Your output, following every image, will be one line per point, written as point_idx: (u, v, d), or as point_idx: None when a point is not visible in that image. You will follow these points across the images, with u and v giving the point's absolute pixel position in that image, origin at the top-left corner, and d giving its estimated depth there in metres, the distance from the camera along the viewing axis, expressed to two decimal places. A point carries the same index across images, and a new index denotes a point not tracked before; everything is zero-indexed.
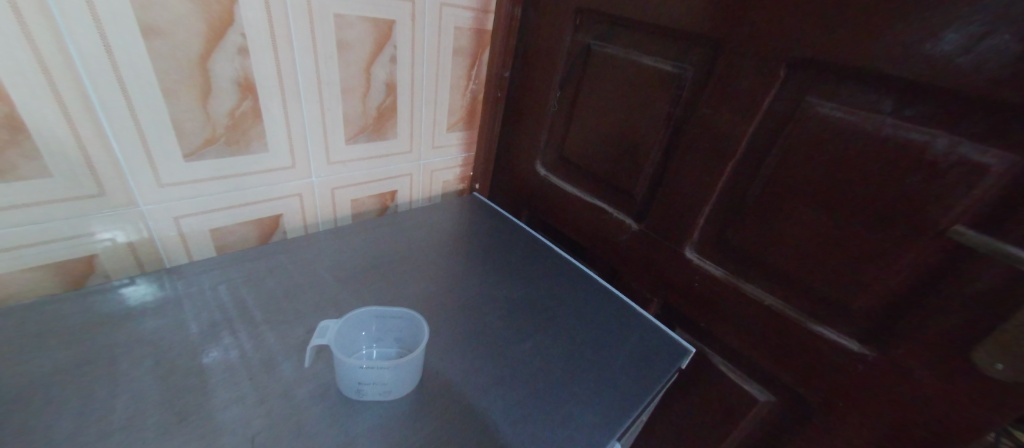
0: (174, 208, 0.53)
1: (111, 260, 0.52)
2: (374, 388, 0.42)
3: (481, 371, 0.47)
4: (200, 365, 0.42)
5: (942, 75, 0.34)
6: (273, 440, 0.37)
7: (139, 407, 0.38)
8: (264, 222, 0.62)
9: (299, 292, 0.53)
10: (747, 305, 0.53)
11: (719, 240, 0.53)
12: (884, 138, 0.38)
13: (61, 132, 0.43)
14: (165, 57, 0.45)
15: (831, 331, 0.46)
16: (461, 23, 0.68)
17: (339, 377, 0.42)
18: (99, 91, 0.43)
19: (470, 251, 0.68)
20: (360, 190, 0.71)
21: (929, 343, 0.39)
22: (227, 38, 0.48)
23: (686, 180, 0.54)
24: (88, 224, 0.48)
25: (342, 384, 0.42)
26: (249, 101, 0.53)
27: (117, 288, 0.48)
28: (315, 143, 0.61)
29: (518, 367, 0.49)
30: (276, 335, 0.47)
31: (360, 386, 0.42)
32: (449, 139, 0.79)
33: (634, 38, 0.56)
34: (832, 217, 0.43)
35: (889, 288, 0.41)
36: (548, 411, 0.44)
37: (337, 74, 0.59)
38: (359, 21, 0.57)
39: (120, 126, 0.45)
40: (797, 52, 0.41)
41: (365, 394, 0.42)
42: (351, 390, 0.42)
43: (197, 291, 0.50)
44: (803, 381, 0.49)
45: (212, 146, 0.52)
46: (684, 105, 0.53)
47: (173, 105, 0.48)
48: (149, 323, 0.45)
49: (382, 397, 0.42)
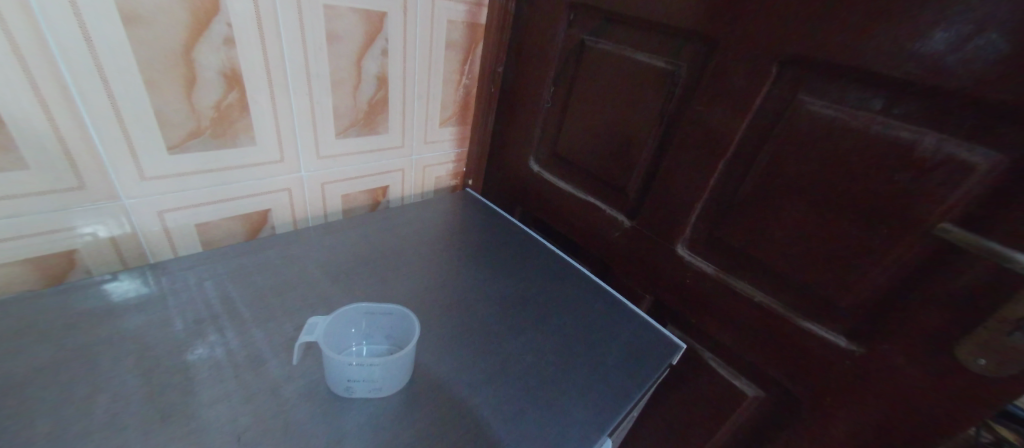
0: (158, 202, 0.52)
1: (92, 255, 0.50)
2: (365, 385, 0.41)
3: (473, 368, 0.47)
4: (185, 363, 0.41)
5: (928, 72, 0.34)
6: (261, 438, 0.36)
7: (121, 405, 0.37)
8: (252, 217, 0.61)
9: (287, 289, 0.52)
10: (738, 302, 0.53)
11: (711, 237, 0.54)
12: (874, 136, 0.38)
13: (39, 124, 0.41)
14: (148, 47, 0.44)
15: (819, 328, 0.46)
16: (454, 16, 0.67)
17: (329, 374, 0.41)
18: (79, 81, 0.42)
19: (463, 247, 0.68)
20: (351, 185, 0.70)
21: (916, 339, 0.39)
22: (212, 28, 0.47)
23: (679, 177, 0.54)
24: (67, 218, 0.47)
25: (331, 381, 0.41)
26: (236, 93, 0.52)
27: (99, 284, 0.47)
28: (303, 137, 0.60)
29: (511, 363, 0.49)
30: (263, 332, 0.46)
31: (350, 383, 0.41)
32: (441, 134, 0.79)
33: (628, 34, 0.56)
34: (823, 214, 0.43)
35: (878, 285, 0.41)
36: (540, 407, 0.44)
37: (327, 67, 0.58)
38: (349, 13, 0.56)
39: (100, 117, 0.44)
40: (791, 49, 0.41)
41: (355, 391, 0.41)
42: (340, 387, 0.41)
43: (182, 287, 0.49)
44: (793, 377, 0.50)
45: (197, 138, 0.51)
46: (677, 102, 0.52)
47: (157, 96, 0.46)
48: (132, 320, 0.44)
49: (370, 396, 0.42)
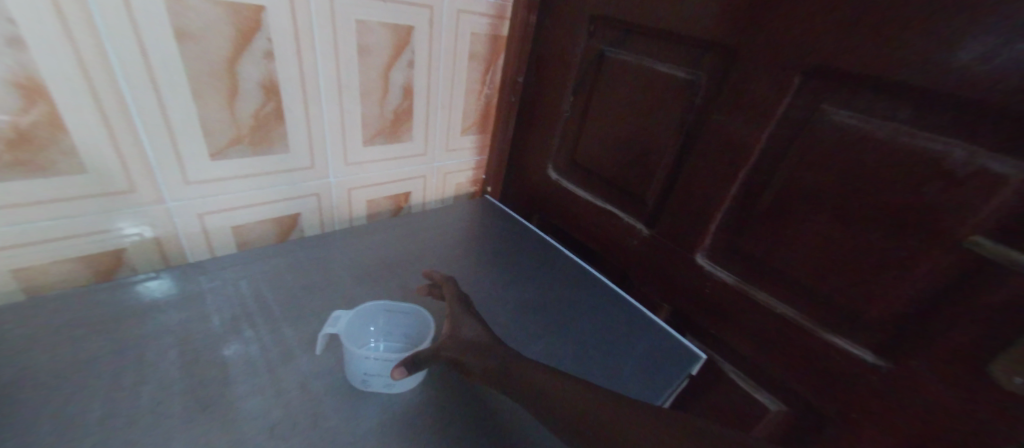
0: (199, 205, 0.55)
1: (138, 254, 0.54)
2: (379, 380, 0.43)
3: (414, 367, 0.41)
4: (222, 357, 0.43)
5: (957, 84, 0.34)
6: (291, 431, 0.38)
7: (165, 395, 0.39)
8: (283, 220, 0.64)
9: (315, 289, 0.54)
10: (758, 313, 0.53)
11: (731, 246, 0.54)
12: (900, 147, 0.38)
13: (97, 132, 0.45)
14: (196, 60, 0.47)
15: (844, 341, 0.46)
16: (477, 29, 0.69)
17: (346, 366, 0.43)
18: (134, 92, 0.45)
19: (482, 253, 0.69)
20: (376, 191, 0.73)
21: (947, 355, 0.38)
22: (254, 43, 0.50)
23: (698, 186, 0.54)
24: (118, 219, 0.50)
25: (349, 373, 0.43)
26: (273, 103, 0.54)
27: (143, 281, 0.50)
28: (333, 145, 0.63)
29: (475, 364, 0.44)
30: (293, 330, 0.48)
31: (365, 376, 0.42)
32: (462, 142, 0.80)
33: (648, 45, 0.57)
34: (848, 226, 0.42)
35: (906, 298, 0.40)
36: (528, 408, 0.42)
37: (357, 79, 0.60)
38: (379, 27, 0.58)
39: (152, 126, 0.47)
40: (815, 59, 0.41)
41: (370, 384, 0.43)
42: (357, 380, 0.43)
43: (219, 285, 0.52)
44: (816, 391, 0.49)
45: (237, 146, 0.54)
46: (697, 112, 0.53)
47: (202, 106, 0.49)
48: (174, 315, 0.47)
49: (384, 392, 0.43)
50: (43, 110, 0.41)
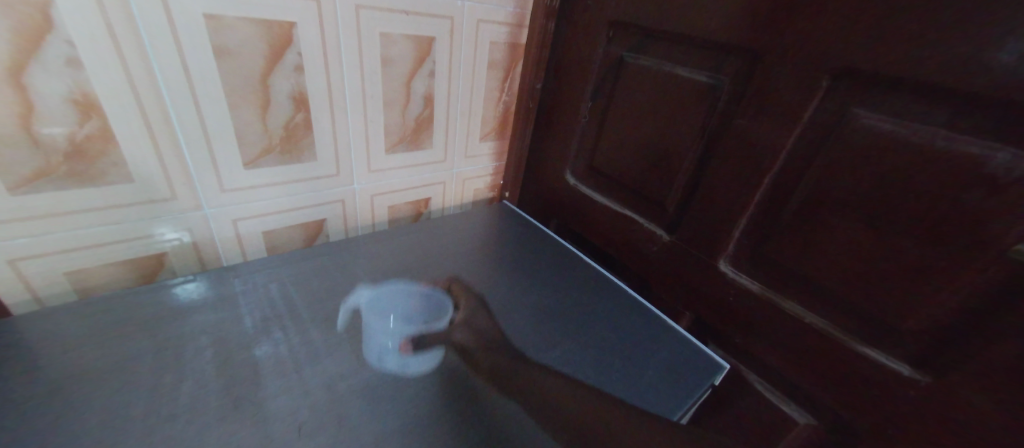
0: (233, 211, 0.57)
1: (177, 258, 0.57)
2: (392, 360, 0.47)
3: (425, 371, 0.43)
4: (253, 357, 0.45)
5: (996, 84, 0.33)
6: (316, 431, 0.39)
7: (201, 393, 0.41)
8: (310, 225, 0.67)
9: (340, 293, 0.56)
10: (785, 322, 0.51)
11: (756, 253, 0.53)
12: (936, 152, 0.37)
13: (143, 143, 0.48)
14: (232, 75, 0.49)
15: (879, 354, 0.44)
16: (496, 37, 0.71)
17: (366, 348, 0.48)
18: (177, 105, 0.48)
19: (501, 258, 0.70)
20: (397, 197, 0.74)
21: (991, 369, 0.36)
22: (286, 57, 0.52)
23: (721, 191, 0.54)
24: (159, 225, 0.53)
25: (368, 351, 0.48)
26: (302, 114, 0.57)
27: (181, 284, 0.53)
28: (357, 152, 0.65)
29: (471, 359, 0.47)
30: (319, 332, 0.50)
31: (381, 356, 0.48)
32: (481, 149, 0.82)
33: (668, 51, 0.56)
34: (880, 233, 0.41)
35: (945, 309, 0.39)
36: (535, 414, 0.44)
37: (380, 89, 0.62)
38: (401, 39, 0.60)
39: (191, 137, 0.50)
40: (843, 62, 0.41)
41: (384, 361, 0.47)
42: (373, 357, 0.48)
43: (251, 288, 0.54)
44: (848, 404, 0.47)
45: (268, 155, 0.57)
46: (718, 116, 0.52)
47: (237, 118, 0.52)
48: (209, 316, 0.49)
49: (398, 373, 0.46)
50: (96, 124, 0.44)
